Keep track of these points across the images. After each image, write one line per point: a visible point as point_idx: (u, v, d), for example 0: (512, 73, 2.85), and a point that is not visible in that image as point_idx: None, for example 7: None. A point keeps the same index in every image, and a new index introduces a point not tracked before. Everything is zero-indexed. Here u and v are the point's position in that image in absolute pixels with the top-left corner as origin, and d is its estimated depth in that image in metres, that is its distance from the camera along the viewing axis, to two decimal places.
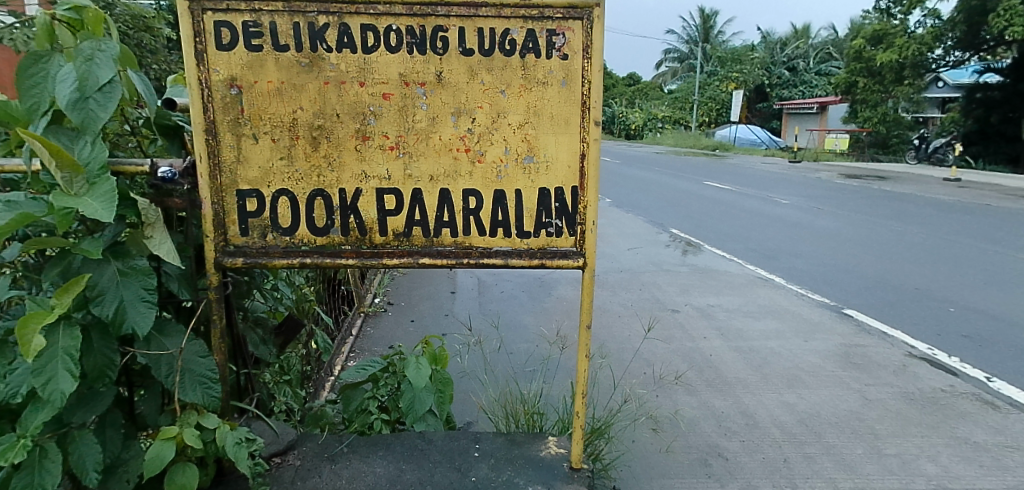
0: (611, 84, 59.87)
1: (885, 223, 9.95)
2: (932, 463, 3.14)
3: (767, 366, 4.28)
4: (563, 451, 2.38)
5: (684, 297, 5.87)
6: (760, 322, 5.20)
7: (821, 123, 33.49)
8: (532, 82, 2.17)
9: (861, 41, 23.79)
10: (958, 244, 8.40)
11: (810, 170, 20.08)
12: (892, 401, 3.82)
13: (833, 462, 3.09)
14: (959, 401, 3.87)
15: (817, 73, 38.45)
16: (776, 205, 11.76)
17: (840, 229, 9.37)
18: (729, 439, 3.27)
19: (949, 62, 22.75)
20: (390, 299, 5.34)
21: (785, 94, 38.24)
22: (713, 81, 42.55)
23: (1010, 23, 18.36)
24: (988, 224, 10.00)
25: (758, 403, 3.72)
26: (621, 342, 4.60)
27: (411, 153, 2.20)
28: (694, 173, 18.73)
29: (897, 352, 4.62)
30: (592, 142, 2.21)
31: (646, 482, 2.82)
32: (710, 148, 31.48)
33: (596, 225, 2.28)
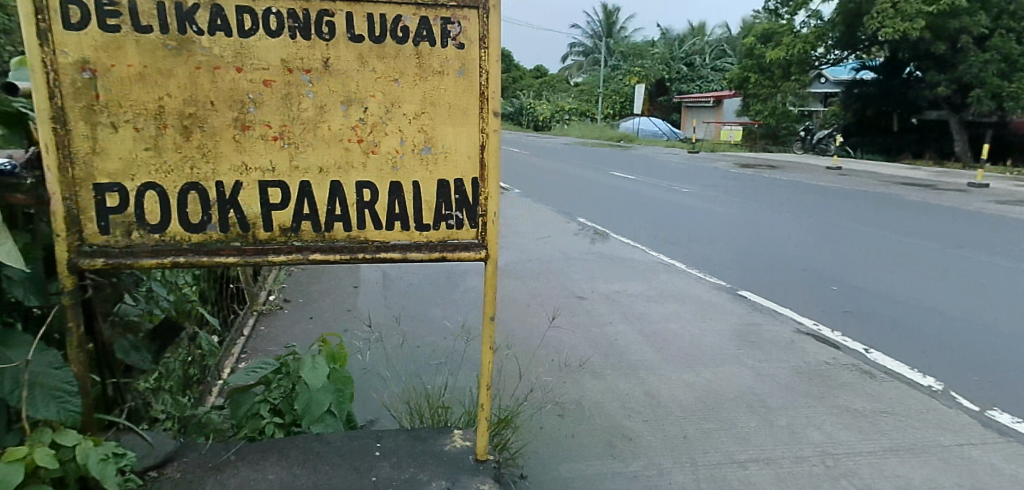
0: (518, 76, 60.52)
1: (775, 209, 10.64)
2: (818, 432, 3.36)
3: (668, 347, 4.46)
4: (468, 444, 2.37)
5: (591, 284, 6.01)
6: (662, 305, 5.41)
7: (717, 116, 35.35)
8: (426, 72, 2.13)
9: (752, 39, 25.71)
10: (838, 228, 9.11)
11: (707, 160, 21.14)
12: (781, 375, 4.08)
13: (729, 436, 3.26)
14: (840, 372, 4.19)
15: (712, 68, 40.49)
16: (676, 194, 12.29)
17: (734, 216, 9.92)
18: (633, 419, 3.37)
19: (830, 61, 24.67)
20: (286, 295, 5.14)
21: (684, 89, 39.77)
22: (617, 76, 44.05)
23: (881, 24, 20.31)
24: (863, 208, 10.92)
25: (661, 383, 3.86)
26: (529, 330, 4.66)
27: (297, 143, 2.10)
28: (600, 163, 19.22)
29: (786, 329, 4.95)
30: (491, 132, 2.20)
31: (552, 466, 2.86)
32: (615, 140, 32.40)
33: (498, 216, 2.27)
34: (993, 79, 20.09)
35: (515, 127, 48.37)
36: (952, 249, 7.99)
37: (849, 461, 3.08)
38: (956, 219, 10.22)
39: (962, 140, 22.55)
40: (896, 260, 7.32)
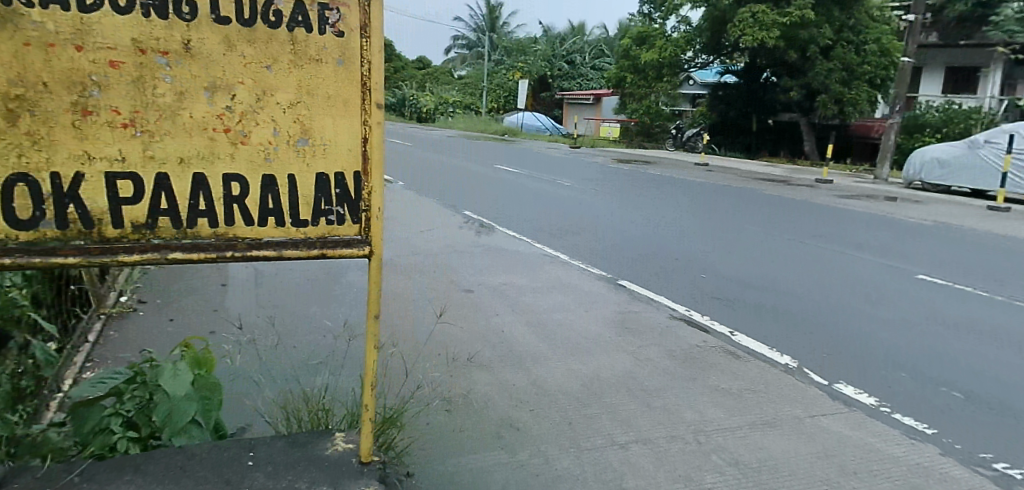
0: (400, 66, 59.58)
1: (649, 202, 11.25)
2: (691, 411, 3.58)
3: (553, 336, 4.58)
4: (351, 447, 2.29)
5: (477, 277, 6.02)
6: (547, 296, 5.53)
7: (597, 113, 36.79)
8: (302, 59, 2.03)
9: (628, 41, 27.10)
10: (706, 219, 9.78)
11: (587, 155, 21.94)
12: (658, 359, 4.31)
13: (612, 419, 3.38)
14: (710, 354, 4.50)
15: (592, 67, 42.10)
16: (559, 187, 12.64)
17: (613, 209, 10.37)
18: (520, 409, 3.42)
19: (697, 64, 26.21)
20: (141, 297, 4.71)
21: (565, 86, 41.11)
22: (501, 71, 44.59)
23: (743, 32, 22.01)
24: (727, 202, 11.80)
25: (547, 372, 3.94)
26: (414, 326, 4.59)
27: (153, 132, 1.93)
28: (485, 157, 19.37)
29: (662, 315, 5.24)
30: (373, 125, 2.13)
31: (440, 462, 2.83)
32: (500, 134, 32.76)
33: (381, 211, 2.20)
34: (837, 86, 22.49)
35: (399, 119, 47.53)
36: (803, 239, 8.82)
37: (718, 436, 3.31)
38: (806, 212, 11.29)
39: (810, 140, 25.01)
40: (757, 249, 7.96)
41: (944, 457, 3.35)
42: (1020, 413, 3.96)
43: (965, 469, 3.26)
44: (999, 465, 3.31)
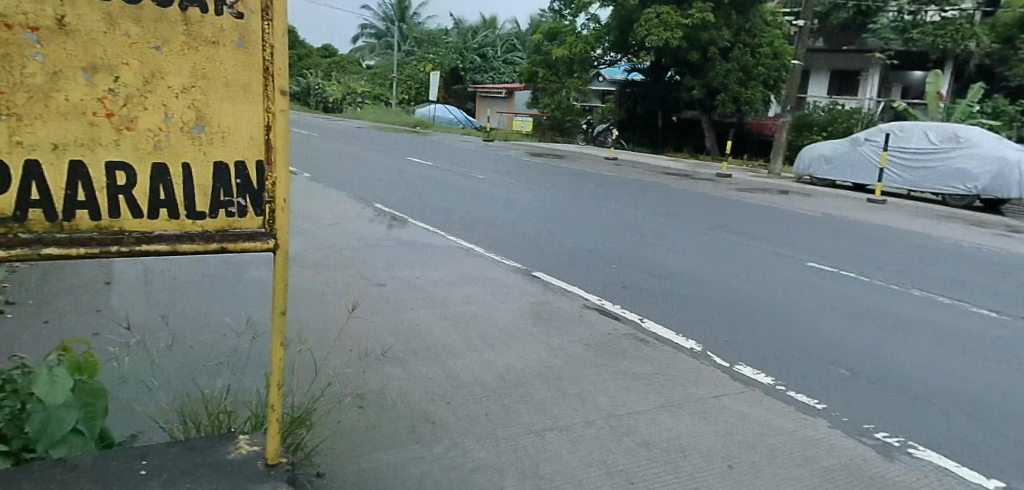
0: (305, 53, 57.40)
1: (561, 195, 11.44)
2: (604, 397, 3.67)
3: (468, 329, 4.56)
4: (257, 449, 2.19)
5: (389, 271, 5.91)
6: (461, 289, 5.50)
7: (509, 107, 37.05)
8: (196, 42, 1.91)
9: (539, 37, 27.87)
10: (616, 212, 10.07)
11: (500, 148, 22.07)
12: (572, 348, 4.39)
13: (527, 408, 3.41)
14: (622, 341, 4.63)
15: (504, 61, 42.33)
16: (472, 180, 12.62)
17: (526, 201, 10.48)
18: (436, 403, 3.38)
19: (606, 62, 27.08)
20: (10, 298, 4.28)
21: (477, 79, 41.11)
22: (411, 62, 43.91)
23: (649, 32, 22.83)
24: (635, 194, 12.21)
25: (462, 364, 3.92)
26: (323, 322, 4.44)
27: (22, 115, 1.74)
28: (396, 149, 19.02)
29: (576, 305, 5.34)
30: (277, 112, 2.04)
31: (352, 460, 2.75)
32: (411, 125, 32.27)
33: (287, 203, 2.10)
34: (734, 86, 23.88)
35: (304, 109, 45.80)
36: (705, 230, 9.27)
37: (630, 420, 3.41)
38: (709, 204, 11.87)
39: (711, 137, 26.34)
40: (663, 239, 8.30)
41: (834, 431, 3.63)
42: (897, 388, 4.37)
43: (852, 440, 3.55)
44: (880, 435, 3.65)
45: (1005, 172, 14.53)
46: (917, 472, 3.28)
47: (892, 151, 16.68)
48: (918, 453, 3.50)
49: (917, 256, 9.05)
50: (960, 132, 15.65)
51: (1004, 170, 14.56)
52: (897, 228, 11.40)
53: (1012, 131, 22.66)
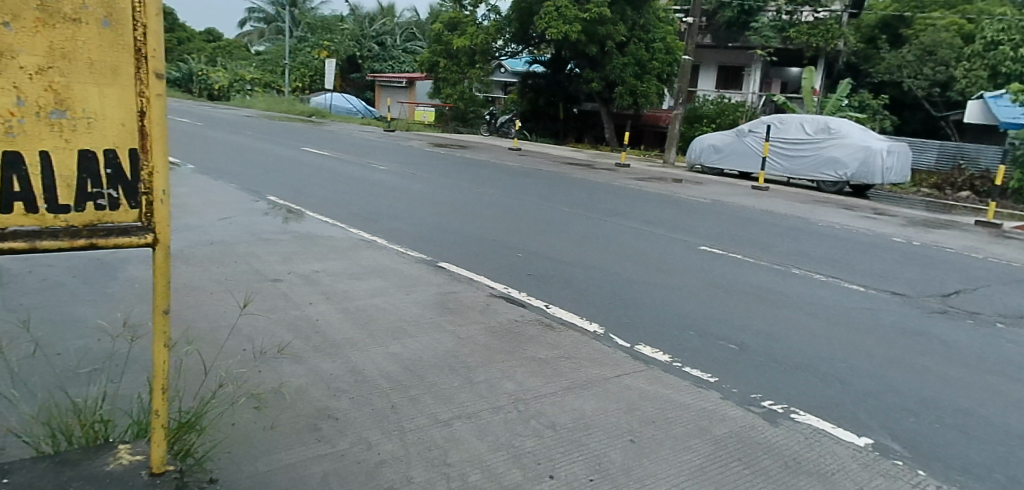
0: (186, 38, 53.68)
1: (465, 185, 11.42)
2: (511, 382, 3.71)
3: (371, 321, 4.46)
4: (139, 458, 2.05)
5: (286, 265, 5.67)
6: (364, 282, 5.38)
7: (410, 97, 36.51)
8: (53, 18, 1.76)
9: (440, 26, 27.79)
10: (520, 201, 10.18)
11: (402, 139, 21.69)
12: (478, 336, 4.39)
13: (434, 399, 3.38)
14: (528, 327, 4.70)
15: (403, 50, 41.62)
16: (373, 171, 12.34)
17: (429, 192, 10.39)
18: (339, 398, 3.28)
19: (507, 53, 27.12)
20: None
21: (376, 67, 40.18)
22: (304, 48, 42.14)
23: (549, 25, 23.37)
24: (538, 184, 12.41)
25: (366, 358, 3.83)
26: (212, 321, 4.19)
27: None
28: (291, 139, 18.22)
29: (481, 294, 5.36)
30: (153, 97, 1.92)
31: (248, 462, 2.62)
32: (306, 115, 31.02)
33: (167, 194, 1.98)
34: (631, 80, 24.75)
35: (186, 96, 42.84)
36: (606, 217, 9.57)
37: (537, 403, 3.47)
38: (609, 193, 12.28)
39: (610, 128, 27.28)
40: (566, 227, 8.49)
41: (725, 401, 3.87)
42: (779, 359, 4.73)
43: (742, 409, 3.80)
44: (766, 403, 3.93)
45: (870, 160, 16.10)
46: (799, 435, 3.58)
47: (773, 141, 17.93)
48: (799, 417, 3.82)
49: (796, 238, 9.82)
50: (831, 123, 17.09)
51: (869, 157, 16.13)
52: (778, 212, 12.30)
53: (874, 123, 25.06)
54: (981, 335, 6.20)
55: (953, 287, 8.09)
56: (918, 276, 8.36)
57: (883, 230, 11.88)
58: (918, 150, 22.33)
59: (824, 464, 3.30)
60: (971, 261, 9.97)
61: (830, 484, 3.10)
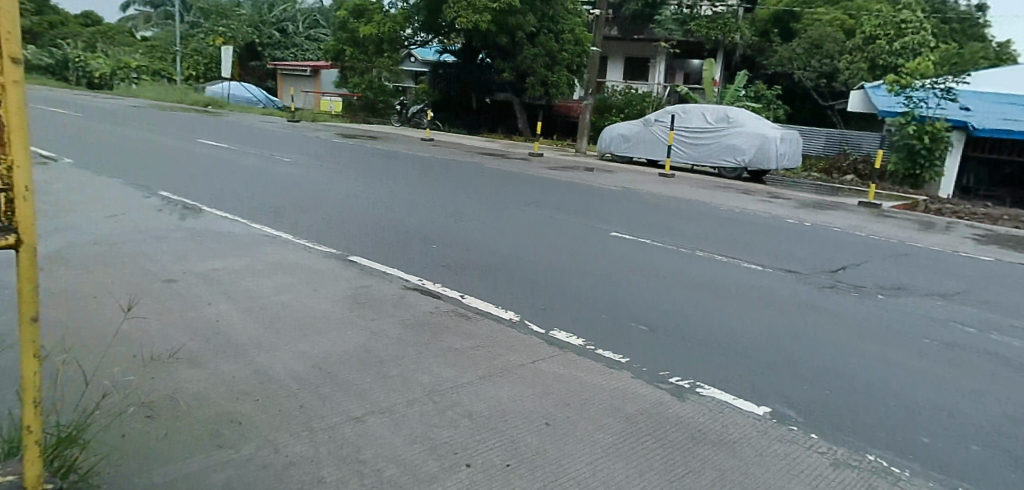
0: (60, 22, 49.35)
1: (375, 177, 11.18)
2: (426, 374, 3.66)
3: (277, 320, 4.27)
4: (12, 479, 1.88)
5: (182, 265, 5.34)
6: (269, 279, 5.15)
7: (315, 86, 35.39)
8: None
9: (345, 13, 27.32)
10: (434, 192, 10.09)
11: (308, 129, 20.99)
12: (392, 330, 4.31)
13: (346, 396, 3.29)
14: (443, 318, 4.66)
15: (306, 37, 40.23)
16: (277, 163, 11.84)
17: (339, 184, 10.09)
18: (242, 401, 3.13)
19: (417, 42, 26.84)
20: None
21: (277, 55, 38.60)
22: (197, 34, 39.84)
23: (459, 14, 23.17)
24: (450, 175, 12.34)
25: (271, 358, 3.67)
26: (98, 327, 3.88)
27: None
28: (185, 130, 17.19)
29: (395, 287, 5.26)
30: (10, 84, 1.73)
31: (142, 474, 2.45)
32: (202, 105, 29.36)
33: (31, 190, 1.81)
34: (541, 70, 25.10)
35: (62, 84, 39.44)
36: (520, 206, 9.65)
37: (453, 394, 3.44)
38: (522, 182, 12.39)
39: (523, 118, 27.64)
40: (481, 217, 8.49)
41: (636, 380, 4.00)
42: (686, 338, 4.95)
43: (652, 387, 3.94)
44: (674, 380, 4.10)
45: (765, 146, 17.19)
46: (704, 408, 3.76)
47: (678, 130, 18.65)
48: (705, 391, 4.01)
49: (699, 222, 10.29)
50: (730, 112, 18.00)
51: (765, 144, 17.22)
52: (683, 198, 12.84)
53: (769, 113, 26.60)
54: (864, 307, 6.73)
55: (840, 263, 8.75)
56: (809, 254, 8.98)
57: (778, 213, 12.66)
58: (808, 137, 23.92)
59: (727, 433, 3.49)
60: (854, 239, 10.82)
61: (733, 452, 3.28)
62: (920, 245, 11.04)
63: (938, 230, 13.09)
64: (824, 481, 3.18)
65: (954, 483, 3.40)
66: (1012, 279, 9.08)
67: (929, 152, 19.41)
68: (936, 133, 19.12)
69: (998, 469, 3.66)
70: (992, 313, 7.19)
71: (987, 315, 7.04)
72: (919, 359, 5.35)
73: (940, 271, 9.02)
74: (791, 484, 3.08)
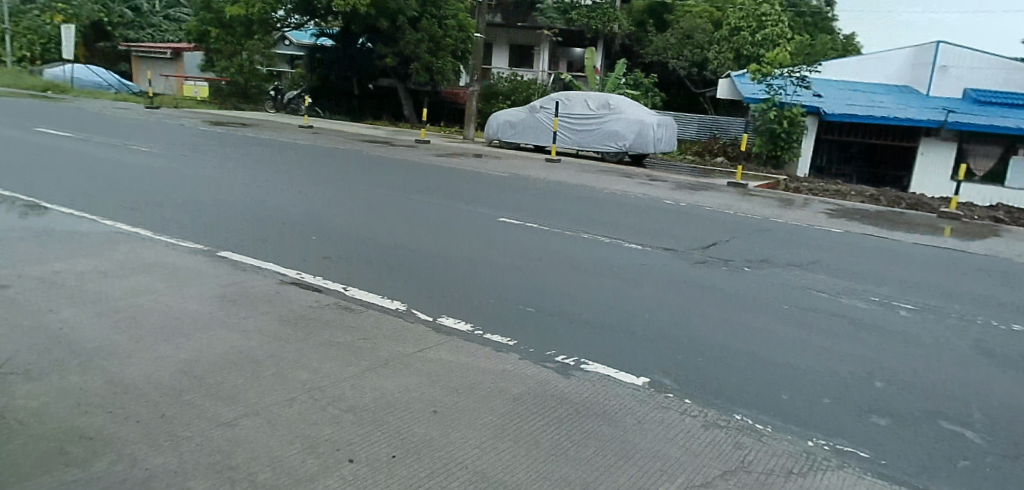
0: None
1: (247, 166, 10.56)
2: (305, 371, 3.50)
3: (134, 324, 3.91)
4: None
5: (19, 268, 4.76)
6: (125, 280, 4.71)
7: (177, 70, 32.94)
8: None
9: None
10: (314, 181, 9.68)
11: (169, 116, 19.46)
12: (267, 327, 4.08)
13: (215, 399, 3.08)
14: (324, 311, 4.48)
15: (165, 17, 37.26)
16: (134, 153, 10.87)
17: (206, 175, 9.43)
18: (92, 416, 2.83)
19: (291, 24, 25.97)
20: None
21: (131, 36, 35.41)
22: (30, 9, 35.49)
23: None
24: (331, 163, 11.91)
25: (128, 365, 3.36)
26: None
27: None
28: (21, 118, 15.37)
29: (271, 281, 4.99)
30: None
31: None
32: (41, 89, 26.36)
33: None
34: (426, 56, 24.74)
35: None
36: (405, 194, 9.47)
37: (335, 389, 3.32)
38: (406, 169, 12.19)
39: (408, 104, 27.36)
40: (365, 206, 8.26)
41: (524, 361, 4.06)
42: (571, 317, 5.09)
43: (538, 367, 4.01)
44: (559, 358, 4.20)
45: (644, 132, 18.02)
46: (589, 383, 3.89)
47: (562, 117, 19.07)
48: (589, 367, 4.14)
49: (584, 204, 10.62)
50: (610, 99, 18.71)
51: (643, 130, 18.05)
52: (568, 182, 13.19)
53: (647, 101, 27.91)
54: (732, 279, 7.25)
55: (712, 240, 9.36)
56: (684, 232, 9.53)
57: (656, 194, 13.33)
58: (682, 123, 25.37)
59: (609, 405, 3.65)
60: (724, 217, 11.62)
61: (615, 424, 3.43)
62: (781, 221, 12.06)
63: (795, 206, 14.35)
64: (698, 443, 3.42)
65: (808, 434, 3.78)
66: (855, 248, 10.15)
67: (789, 135, 21.10)
68: (793, 118, 20.90)
69: (844, 418, 4.11)
70: (841, 279, 8.01)
71: (837, 281, 7.82)
72: (780, 323, 5.86)
73: (797, 244, 9.90)
74: (668, 449, 3.28)
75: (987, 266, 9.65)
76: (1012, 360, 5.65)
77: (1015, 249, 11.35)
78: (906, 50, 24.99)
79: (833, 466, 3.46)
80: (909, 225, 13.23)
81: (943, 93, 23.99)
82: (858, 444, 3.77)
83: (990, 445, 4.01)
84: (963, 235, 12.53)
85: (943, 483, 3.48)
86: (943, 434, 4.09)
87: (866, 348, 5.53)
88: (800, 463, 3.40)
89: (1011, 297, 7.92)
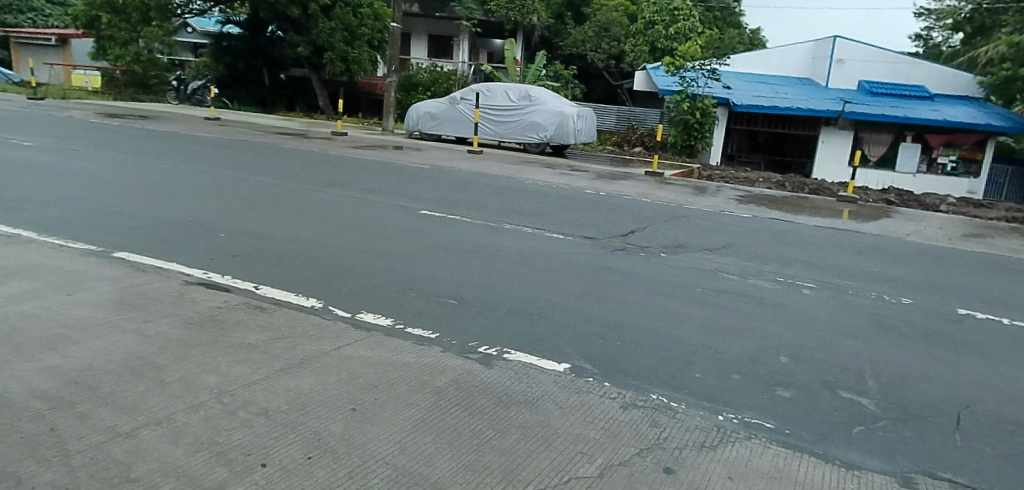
0: None
1: (148, 161, 9.94)
2: (213, 375, 3.34)
3: (17, 334, 3.60)
4: None
5: None
6: (6, 286, 4.32)
7: (64, 57, 30.65)
8: None
9: None
10: (222, 176, 9.22)
11: (56, 108, 18.03)
12: (170, 331, 3.86)
13: (111, 409, 2.88)
14: (233, 312, 4.28)
15: (49, 1, 34.51)
16: (16, 148, 10.01)
17: (101, 171, 8.80)
18: None
19: (192, 11, 25.04)
20: None
21: (9, 21, 32.53)
22: None
23: None
24: (241, 157, 11.41)
25: (10, 378, 3.09)
26: None
27: None
28: None
29: (174, 283, 4.72)
30: None
31: None
32: None
33: None
34: (340, 46, 24.04)
35: None
36: (321, 188, 9.19)
37: (245, 392, 3.18)
38: (323, 162, 11.85)
39: (323, 96, 26.53)
40: (278, 201, 7.96)
41: (445, 354, 4.03)
42: (493, 307, 5.10)
43: (460, 358, 3.99)
44: (481, 349, 4.20)
45: (564, 123, 18.28)
46: (510, 372, 3.91)
47: (483, 108, 19.04)
48: (511, 356, 4.16)
49: (506, 195, 10.66)
50: (530, 90, 18.76)
51: (564, 121, 18.29)
52: (490, 173, 13.21)
53: (567, 92, 28.32)
54: (649, 264, 7.49)
55: (630, 227, 9.62)
56: (603, 221, 9.75)
57: (576, 184, 13.58)
58: (600, 114, 25.93)
59: (531, 391, 3.69)
60: (641, 205, 11.98)
61: (536, 410, 3.48)
62: (695, 207, 12.55)
63: (708, 193, 15.00)
64: (616, 424, 3.52)
65: (719, 409, 3.98)
66: (763, 231, 10.72)
67: (701, 126, 21.95)
68: (705, 109, 21.74)
69: (752, 391, 4.34)
70: (749, 261, 8.43)
71: (746, 263, 8.23)
72: (693, 306, 6.10)
73: (709, 229, 10.35)
74: (588, 430, 3.36)
75: (879, 245, 10.43)
76: (899, 331, 6.15)
77: (903, 229, 12.31)
78: (806, 44, 26.51)
79: (742, 438, 3.65)
80: (811, 209, 14.08)
81: (840, 85, 25.67)
82: (765, 416, 4.00)
83: (880, 410, 4.35)
84: (859, 217, 13.47)
85: (839, 447, 3.75)
86: (840, 402, 4.40)
87: (772, 326, 5.86)
88: (712, 437, 3.57)
89: (899, 273, 8.60)
